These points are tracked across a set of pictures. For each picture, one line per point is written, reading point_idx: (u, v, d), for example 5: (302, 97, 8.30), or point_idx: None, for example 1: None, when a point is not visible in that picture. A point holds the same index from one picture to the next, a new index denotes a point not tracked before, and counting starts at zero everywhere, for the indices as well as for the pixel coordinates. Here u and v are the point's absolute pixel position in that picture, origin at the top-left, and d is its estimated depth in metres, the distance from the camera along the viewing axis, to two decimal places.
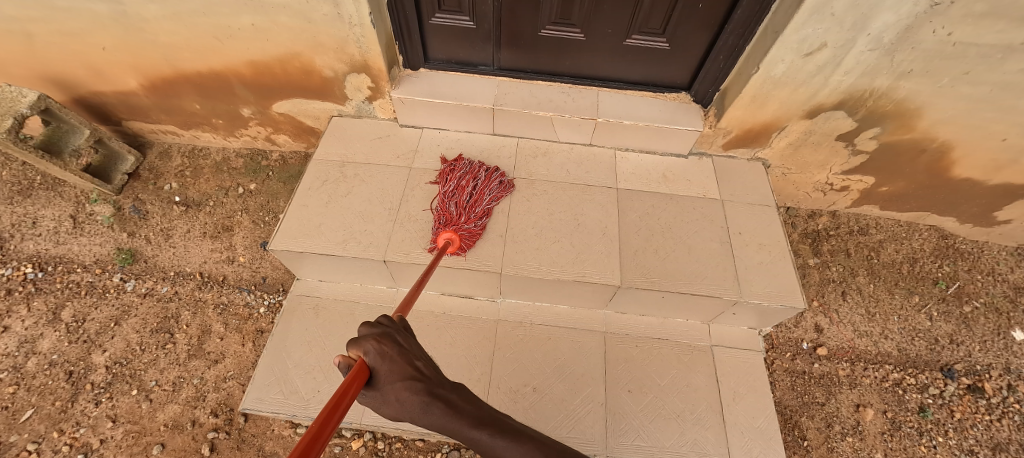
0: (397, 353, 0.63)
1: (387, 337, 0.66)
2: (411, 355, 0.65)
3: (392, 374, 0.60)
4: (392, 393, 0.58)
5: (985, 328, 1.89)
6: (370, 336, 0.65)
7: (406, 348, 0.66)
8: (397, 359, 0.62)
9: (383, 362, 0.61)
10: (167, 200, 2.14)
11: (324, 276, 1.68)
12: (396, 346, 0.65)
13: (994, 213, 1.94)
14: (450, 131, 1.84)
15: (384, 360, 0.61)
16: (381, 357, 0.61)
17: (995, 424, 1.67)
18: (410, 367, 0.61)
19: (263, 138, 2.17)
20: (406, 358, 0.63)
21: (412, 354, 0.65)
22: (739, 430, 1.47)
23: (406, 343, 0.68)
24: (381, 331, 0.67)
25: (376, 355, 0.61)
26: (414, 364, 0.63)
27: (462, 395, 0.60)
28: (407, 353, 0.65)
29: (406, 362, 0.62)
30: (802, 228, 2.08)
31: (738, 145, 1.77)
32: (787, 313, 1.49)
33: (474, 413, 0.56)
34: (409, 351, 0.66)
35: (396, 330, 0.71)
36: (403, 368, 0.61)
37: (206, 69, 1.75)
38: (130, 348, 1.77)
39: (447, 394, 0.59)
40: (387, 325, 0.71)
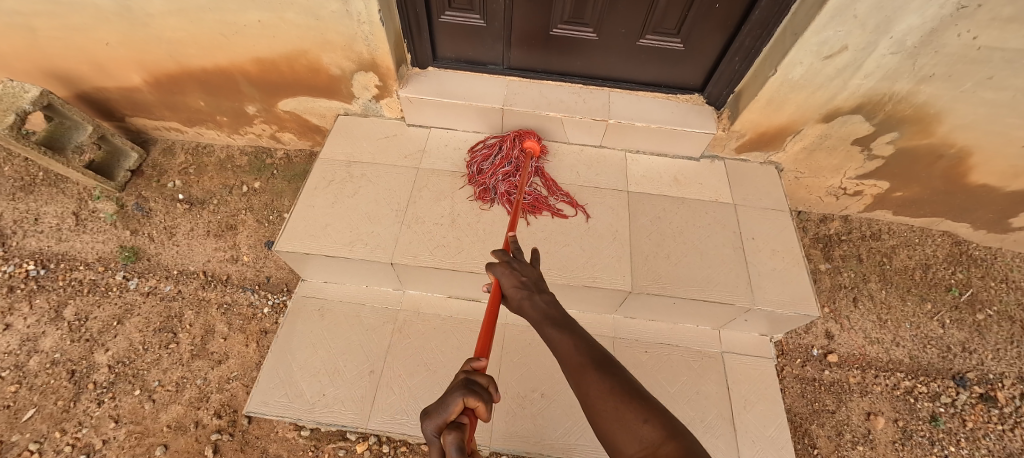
0: (509, 266, 0.87)
1: (509, 256, 0.89)
2: (522, 271, 0.85)
3: (504, 283, 0.85)
4: (507, 296, 0.84)
5: (998, 336, 1.86)
6: (499, 255, 0.90)
7: (522, 264, 0.88)
8: (509, 270, 0.86)
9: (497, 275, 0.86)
10: (170, 197, 2.11)
11: (330, 277, 1.66)
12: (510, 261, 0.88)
13: (1009, 220, 1.92)
14: (458, 132, 1.81)
15: (499, 272, 0.86)
16: (499, 271, 0.86)
17: (1008, 433, 1.65)
18: (516, 278, 0.83)
19: (267, 136, 2.14)
20: (516, 272, 0.85)
21: (524, 268, 0.87)
22: (750, 438, 1.45)
23: (520, 259, 0.90)
24: (497, 253, 0.91)
25: (499, 269, 0.87)
26: (523, 277, 0.83)
27: (546, 298, 0.78)
28: (519, 267, 0.86)
29: (514, 273, 0.85)
30: (813, 232, 2.05)
31: (751, 148, 1.74)
32: (800, 320, 1.46)
33: (554, 311, 0.74)
34: (523, 266, 0.87)
35: (519, 251, 0.94)
36: (512, 277, 0.84)
37: (212, 66, 1.73)
38: (134, 347, 1.76)
39: (543, 299, 0.78)
40: (507, 247, 0.93)
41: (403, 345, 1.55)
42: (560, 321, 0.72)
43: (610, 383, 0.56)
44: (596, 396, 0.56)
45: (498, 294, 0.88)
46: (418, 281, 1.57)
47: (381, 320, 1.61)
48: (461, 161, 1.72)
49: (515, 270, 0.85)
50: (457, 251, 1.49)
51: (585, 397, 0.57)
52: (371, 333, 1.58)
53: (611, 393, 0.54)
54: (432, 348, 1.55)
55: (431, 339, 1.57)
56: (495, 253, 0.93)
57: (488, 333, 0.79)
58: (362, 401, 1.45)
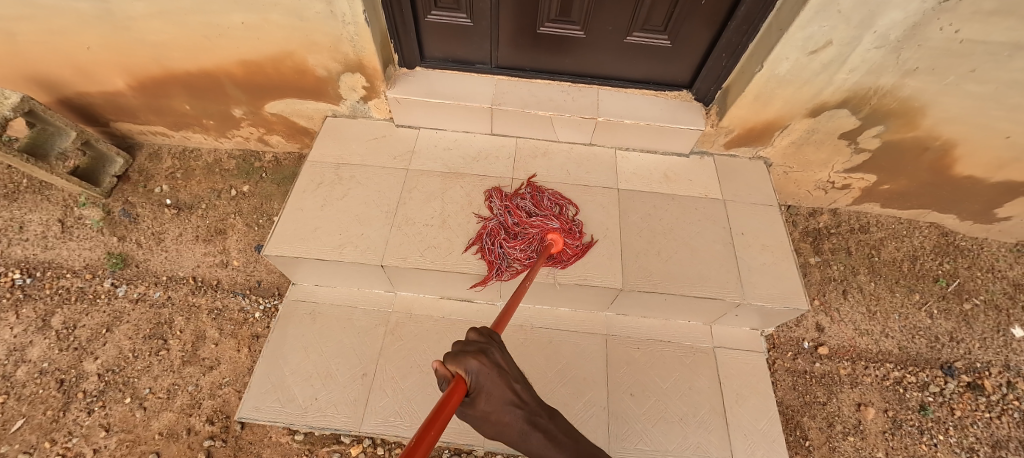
0: (495, 374, 0.62)
1: (486, 355, 0.65)
2: (510, 376, 0.64)
3: (490, 394, 0.60)
4: (492, 415, 0.59)
5: (985, 325, 1.89)
6: (470, 351, 0.65)
7: (505, 368, 0.65)
8: (497, 380, 0.61)
9: (486, 383, 0.60)
10: (158, 203, 2.09)
11: (320, 280, 1.65)
12: (495, 366, 0.64)
13: (994, 210, 1.94)
14: (448, 131, 1.81)
15: (487, 380, 0.61)
16: (484, 376, 0.61)
17: (994, 421, 1.68)
18: (511, 392, 0.61)
19: (255, 139, 2.12)
20: (506, 379, 0.62)
21: (515, 377, 0.64)
22: (742, 432, 1.47)
23: (503, 361, 0.67)
24: (480, 347, 0.67)
25: (478, 374, 0.61)
26: (513, 385, 0.62)
27: (561, 425, 0.59)
28: (505, 372, 0.64)
29: (511, 382, 0.62)
30: (803, 226, 2.06)
31: (740, 144, 1.75)
32: (790, 314, 1.47)
33: (574, 445, 0.55)
34: (508, 372, 0.64)
35: (494, 344, 0.70)
36: (503, 391, 0.61)
37: (196, 69, 1.70)
38: (123, 355, 1.74)
39: (548, 427, 0.58)
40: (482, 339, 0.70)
41: (395, 348, 1.55)
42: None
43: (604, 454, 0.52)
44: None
45: (465, 396, 0.61)
46: (409, 283, 1.57)
47: (373, 322, 1.60)
48: (451, 161, 1.72)
49: (504, 377, 0.62)
50: (449, 252, 1.48)
51: None
52: (363, 336, 1.57)
53: None
54: (425, 349, 1.55)
55: (424, 341, 1.56)
56: (469, 346, 0.67)
57: (444, 417, 0.52)
58: (355, 405, 1.45)
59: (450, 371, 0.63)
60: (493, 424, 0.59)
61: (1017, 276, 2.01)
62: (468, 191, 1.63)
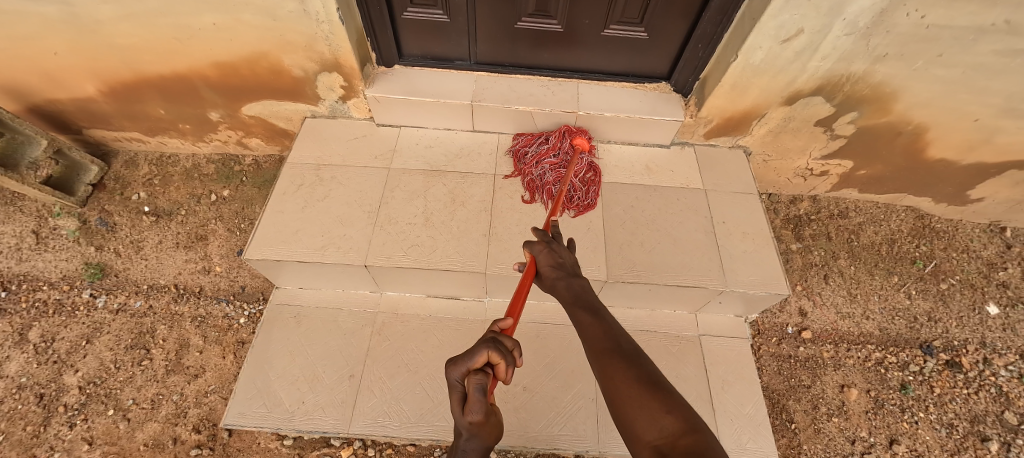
0: (548, 251, 0.92)
1: (548, 241, 0.95)
2: (559, 255, 0.92)
3: (541, 262, 0.91)
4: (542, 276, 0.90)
5: (961, 304, 1.94)
6: (538, 240, 0.96)
7: (558, 249, 0.93)
8: (547, 255, 0.91)
9: (536, 256, 0.92)
10: (135, 211, 2.05)
11: (304, 283, 1.63)
12: (548, 246, 0.93)
13: (967, 192, 2.00)
14: (429, 129, 1.80)
15: (540, 253, 0.92)
16: (540, 253, 0.93)
17: (972, 396, 1.73)
18: (554, 261, 0.90)
19: (234, 142, 2.08)
20: (553, 255, 0.91)
21: (562, 256, 0.92)
22: (729, 418, 1.49)
23: (560, 245, 0.95)
24: (540, 237, 0.97)
25: (539, 251, 0.93)
26: (558, 259, 0.90)
27: (580, 283, 0.84)
28: (557, 252, 0.92)
29: (553, 257, 0.90)
30: (784, 213, 2.09)
31: (719, 133, 1.76)
32: (772, 299, 1.49)
33: (580, 292, 0.81)
34: (559, 252, 0.93)
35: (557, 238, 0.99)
36: (550, 262, 0.90)
37: (169, 72, 1.67)
38: (105, 366, 1.70)
39: (573, 285, 0.84)
40: (547, 234, 0.99)
41: (382, 348, 1.54)
42: (586, 302, 0.77)
43: (635, 374, 0.55)
44: (611, 368, 0.58)
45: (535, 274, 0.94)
46: (394, 282, 1.56)
47: (360, 323, 1.59)
48: (433, 159, 1.71)
49: (552, 254, 0.91)
50: (433, 249, 1.48)
51: (608, 381, 0.57)
52: (349, 337, 1.56)
53: (636, 384, 0.53)
54: (413, 347, 1.54)
55: (411, 340, 1.56)
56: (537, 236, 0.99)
57: (522, 297, 0.87)
58: (343, 407, 1.43)
59: (527, 256, 0.97)
60: (539, 284, 0.90)
61: (990, 256, 2.07)
62: (450, 189, 1.63)
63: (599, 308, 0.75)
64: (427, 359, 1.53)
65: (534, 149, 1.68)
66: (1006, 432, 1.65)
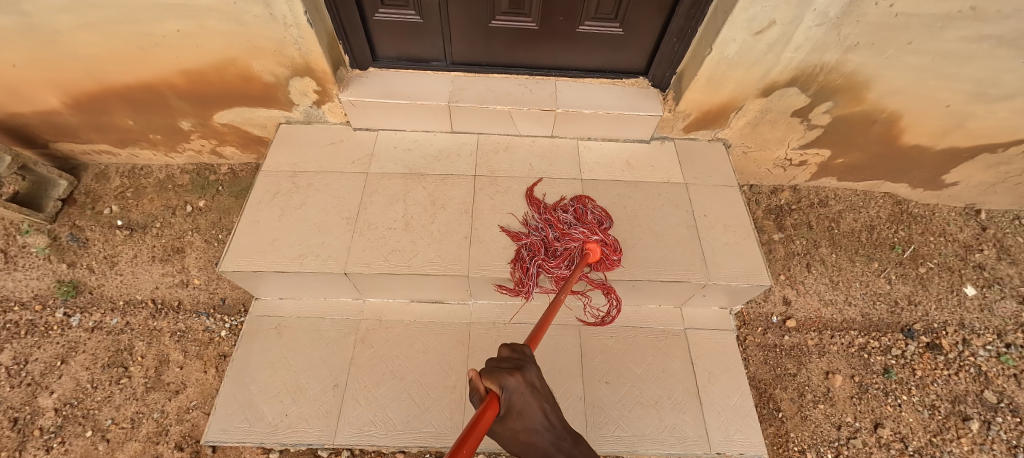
0: (526, 389, 0.71)
1: (520, 371, 0.74)
2: (540, 394, 0.73)
3: (520, 411, 0.69)
4: (521, 433, 0.67)
5: (939, 287, 1.97)
6: (506, 369, 0.74)
7: (538, 387, 0.74)
8: (529, 398, 0.70)
9: (514, 398, 0.70)
10: (108, 225, 1.99)
11: (285, 293, 1.60)
12: (527, 385, 0.73)
13: (941, 177, 2.03)
14: (408, 132, 1.77)
15: (517, 395, 0.70)
16: (513, 394, 0.70)
17: (953, 377, 1.76)
18: (541, 411, 0.70)
19: (208, 151, 2.04)
20: (538, 397, 0.72)
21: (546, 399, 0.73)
22: (716, 409, 1.50)
23: (537, 380, 0.75)
24: (514, 366, 0.76)
25: (511, 393, 0.70)
26: (544, 407, 0.71)
27: (582, 448, 0.67)
28: (537, 392, 0.73)
29: (542, 400, 0.71)
30: (766, 204, 2.11)
31: (698, 127, 1.77)
32: (755, 291, 1.50)
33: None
34: (540, 391, 0.73)
35: (529, 361, 0.80)
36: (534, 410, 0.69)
37: (135, 82, 1.62)
38: (81, 386, 1.65)
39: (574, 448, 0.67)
40: (519, 360, 0.79)
41: (367, 355, 1.52)
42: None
43: None
44: None
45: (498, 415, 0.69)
46: (376, 289, 1.54)
47: (343, 332, 1.56)
48: (412, 162, 1.68)
49: (535, 395, 0.71)
50: (413, 255, 1.46)
51: None
52: (332, 346, 1.53)
53: None
54: (397, 354, 1.52)
55: (396, 346, 1.54)
56: (507, 364, 0.78)
57: (471, 443, 0.60)
58: (327, 417, 1.41)
59: (487, 386, 0.74)
60: (518, 434, 0.69)
61: (966, 238, 2.11)
62: (430, 192, 1.61)
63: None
64: (412, 365, 1.51)
65: (571, 215, 1.52)
66: (986, 411, 1.69)
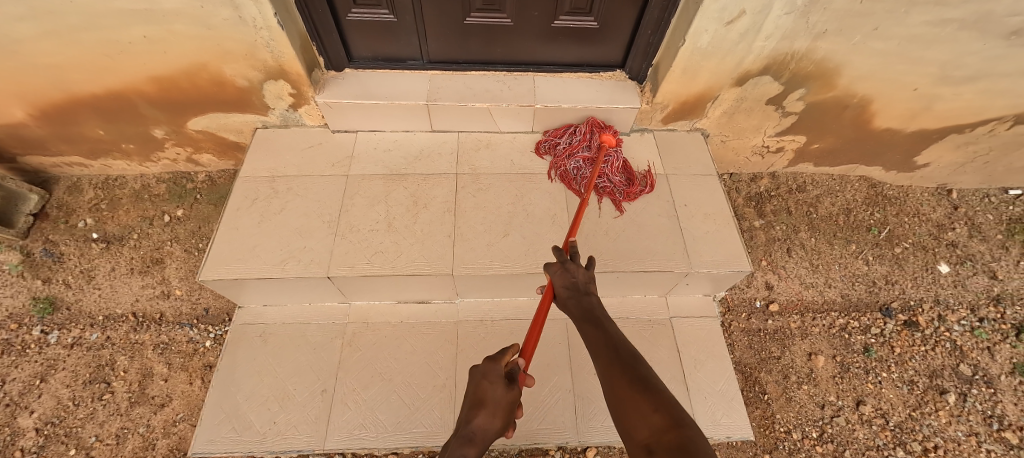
0: (563, 273, 1.00)
1: (564, 263, 1.03)
2: (573, 274, 1.00)
3: (557, 284, 0.99)
4: (557, 290, 0.99)
5: (915, 265, 2.03)
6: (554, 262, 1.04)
7: (571, 269, 1.01)
8: (561, 278, 0.99)
9: (552, 276, 1.01)
10: (83, 238, 1.94)
11: (268, 300, 1.58)
12: (564, 268, 1.01)
13: (913, 158, 2.09)
14: (387, 133, 1.76)
15: (555, 273, 1.01)
16: (556, 274, 1.01)
17: (930, 352, 1.82)
18: (569, 280, 0.98)
19: (184, 160, 2.00)
20: (568, 275, 1.00)
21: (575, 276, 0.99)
22: (703, 395, 1.56)
23: (574, 266, 1.01)
24: (557, 259, 1.05)
25: (555, 274, 1.01)
26: (573, 281, 0.98)
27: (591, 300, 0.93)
28: (571, 272, 1.00)
29: (567, 278, 0.99)
30: (746, 192, 2.15)
31: (676, 118, 1.79)
32: (736, 277, 1.53)
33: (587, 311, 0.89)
34: (571, 272, 1.00)
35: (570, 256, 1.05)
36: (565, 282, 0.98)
37: (103, 91, 1.58)
38: (62, 405, 1.62)
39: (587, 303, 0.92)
40: (563, 254, 1.05)
41: (354, 359, 1.51)
42: (598, 320, 0.86)
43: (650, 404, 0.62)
44: (629, 402, 0.65)
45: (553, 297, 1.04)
46: (361, 291, 1.53)
47: (329, 336, 1.55)
48: (392, 163, 1.67)
49: (570, 275, 0.99)
50: (397, 255, 1.45)
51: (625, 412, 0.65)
52: (319, 350, 1.52)
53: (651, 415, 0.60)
54: (385, 356, 1.52)
55: (384, 347, 1.53)
56: (555, 255, 1.07)
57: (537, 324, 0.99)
58: (316, 423, 1.40)
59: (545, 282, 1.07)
60: (554, 303, 0.99)
61: (939, 218, 2.18)
62: (412, 192, 1.60)
63: (607, 328, 0.84)
64: (401, 366, 1.51)
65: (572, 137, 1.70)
66: (962, 384, 1.75)
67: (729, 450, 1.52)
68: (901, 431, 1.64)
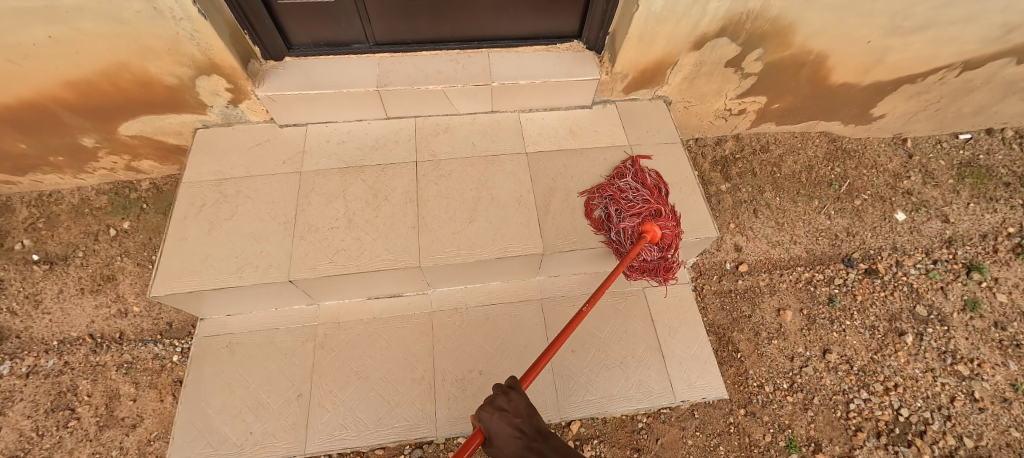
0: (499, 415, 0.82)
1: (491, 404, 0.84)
2: (512, 413, 0.83)
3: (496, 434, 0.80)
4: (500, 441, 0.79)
5: (874, 216, 2.10)
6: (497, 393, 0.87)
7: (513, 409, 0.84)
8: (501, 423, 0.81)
9: (489, 426, 0.81)
10: (22, 261, 1.79)
11: (231, 309, 1.52)
12: (500, 410, 0.83)
13: (869, 111, 2.13)
14: (339, 123, 1.67)
15: (492, 420, 0.81)
16: (489, 422, 0.82)
17: (889, 297, 1.91)
18: (512, 427, 0.80)
19: (123, 167, 1.86)
20: (508, 417, 0.82)
21: (513, 411, 0.83)
22: (678, 361, 1.61)
23: (509, 403, 0.85)
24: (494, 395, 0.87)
25: (489, 421, 0.82)
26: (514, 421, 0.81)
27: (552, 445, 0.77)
28: (507, 412, 0.83)
29: (510, 420, 0.81)
30: (712, 156, 2.15)
31: (637, 87, 1.76)
32: (703, 244, 1.55)
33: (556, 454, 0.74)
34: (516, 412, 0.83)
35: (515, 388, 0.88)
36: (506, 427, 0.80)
37: (13, 102, 1.42)
38: (24, 437, 1.54)
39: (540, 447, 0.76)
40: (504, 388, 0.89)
41: (327, 361, 1.48)
42: None
43: None
44: None
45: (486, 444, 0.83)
46: (328, 292, 1.48)
47: (300, 340, 1.51)
48: (348, 155, 1.60)
49: (507, 416, 0.82)
50: (360, 252, 1.40)
51: None
52: (291, 356, 1.48)
53: None
54: (361, 355, 1.49)
55: (358, 346, 1.51)
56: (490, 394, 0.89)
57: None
58: (295, 428, 1.39)
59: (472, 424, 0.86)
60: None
61: (895, 168, 2.24)
62: (371, 184, 1.54)
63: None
64: (376, 363, 1.49)
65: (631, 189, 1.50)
66: (918, 324, 1.85)
67: (705, 409, 1.61)
68: (864, 374, 1.74)
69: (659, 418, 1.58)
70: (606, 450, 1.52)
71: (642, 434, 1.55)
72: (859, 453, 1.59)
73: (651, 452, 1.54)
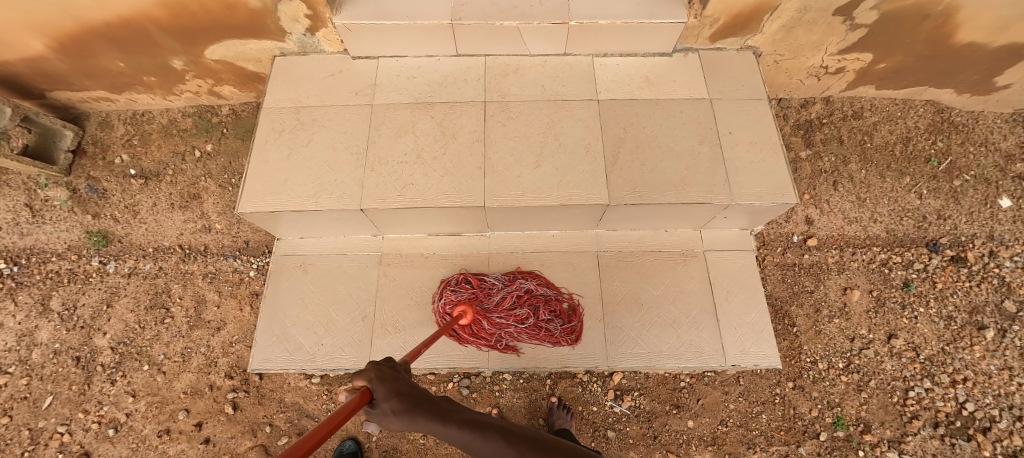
0: (388, 378, 0.70)
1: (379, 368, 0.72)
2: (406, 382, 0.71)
3: (381, 395, 0.67)
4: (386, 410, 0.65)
5: (973, 200, 1.88)
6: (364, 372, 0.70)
7: (396, 375, 0.72)
8: (391, 380, 0.69)
9: (377, 384, 0.68)
10: (122, 174, 1.97)
11: (304, 232, 1.61)
12: (392, 375, 0.72)
13: (994, 78, 1.84)
14: (409, 58, 1.66)
15: (379, 380, 0.69)
16: (375, 384, 0.68)
17: (973, 289, 1.75)
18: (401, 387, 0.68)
19: (206, 92, 1.96)
20: (396, 382, 0.69)
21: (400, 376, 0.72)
22: (733, 328, 1.59)
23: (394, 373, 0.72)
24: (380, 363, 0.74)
25: (377, 382, 0.69)
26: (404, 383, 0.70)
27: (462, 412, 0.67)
28: (396, 378, 0.71)
29: (400, 384, 0.69)
30: (794, 119, 1.98)
31: (726, 34, 1.61)
32: (778, 209, 1.47)
33: (460, 415, 0.65)
34: (398, 376, 0.72)
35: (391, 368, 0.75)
36: (394, 389, 0.67)
37: (115, 19, 1.51)
38: (130, 327, 1.78)
39: (434, 407, 0.66)
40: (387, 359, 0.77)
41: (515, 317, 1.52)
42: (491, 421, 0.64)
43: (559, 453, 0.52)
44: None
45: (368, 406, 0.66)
46: (393, 224, 1.54)
47: (366, 267, 1.60)
48: (417, 91, 1.59)
49: (391, 385, 0.68)
50: (427, 188, 1.43)
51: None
52: (357, 280, 1.59)
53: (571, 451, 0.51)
54: (421, 286, 1.58)
55: (418, 277, 1.59)
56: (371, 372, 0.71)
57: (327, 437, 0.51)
58: (360, 346, 1.52)
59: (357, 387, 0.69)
60: (380, 423, 0.65)
61: (1009, 147, 1.96)
62: (439, 121, 1.54)
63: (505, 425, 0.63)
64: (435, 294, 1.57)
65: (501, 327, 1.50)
66: (1003, 320, 1.70)
67: (752, 378, 1.60)
68: (931, 364, 1.64)
69: (703, 380, 1.59)
70: (645, 402, 1.57)
71: (684, 392, 1.58)
72: (910, 439, 1.54)
73: (691, 410, 1.57)
